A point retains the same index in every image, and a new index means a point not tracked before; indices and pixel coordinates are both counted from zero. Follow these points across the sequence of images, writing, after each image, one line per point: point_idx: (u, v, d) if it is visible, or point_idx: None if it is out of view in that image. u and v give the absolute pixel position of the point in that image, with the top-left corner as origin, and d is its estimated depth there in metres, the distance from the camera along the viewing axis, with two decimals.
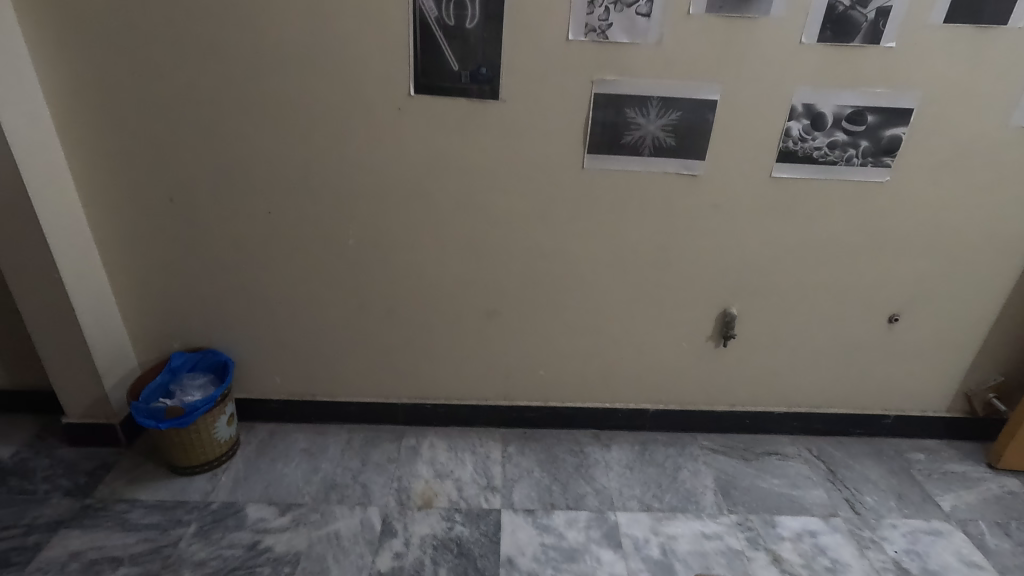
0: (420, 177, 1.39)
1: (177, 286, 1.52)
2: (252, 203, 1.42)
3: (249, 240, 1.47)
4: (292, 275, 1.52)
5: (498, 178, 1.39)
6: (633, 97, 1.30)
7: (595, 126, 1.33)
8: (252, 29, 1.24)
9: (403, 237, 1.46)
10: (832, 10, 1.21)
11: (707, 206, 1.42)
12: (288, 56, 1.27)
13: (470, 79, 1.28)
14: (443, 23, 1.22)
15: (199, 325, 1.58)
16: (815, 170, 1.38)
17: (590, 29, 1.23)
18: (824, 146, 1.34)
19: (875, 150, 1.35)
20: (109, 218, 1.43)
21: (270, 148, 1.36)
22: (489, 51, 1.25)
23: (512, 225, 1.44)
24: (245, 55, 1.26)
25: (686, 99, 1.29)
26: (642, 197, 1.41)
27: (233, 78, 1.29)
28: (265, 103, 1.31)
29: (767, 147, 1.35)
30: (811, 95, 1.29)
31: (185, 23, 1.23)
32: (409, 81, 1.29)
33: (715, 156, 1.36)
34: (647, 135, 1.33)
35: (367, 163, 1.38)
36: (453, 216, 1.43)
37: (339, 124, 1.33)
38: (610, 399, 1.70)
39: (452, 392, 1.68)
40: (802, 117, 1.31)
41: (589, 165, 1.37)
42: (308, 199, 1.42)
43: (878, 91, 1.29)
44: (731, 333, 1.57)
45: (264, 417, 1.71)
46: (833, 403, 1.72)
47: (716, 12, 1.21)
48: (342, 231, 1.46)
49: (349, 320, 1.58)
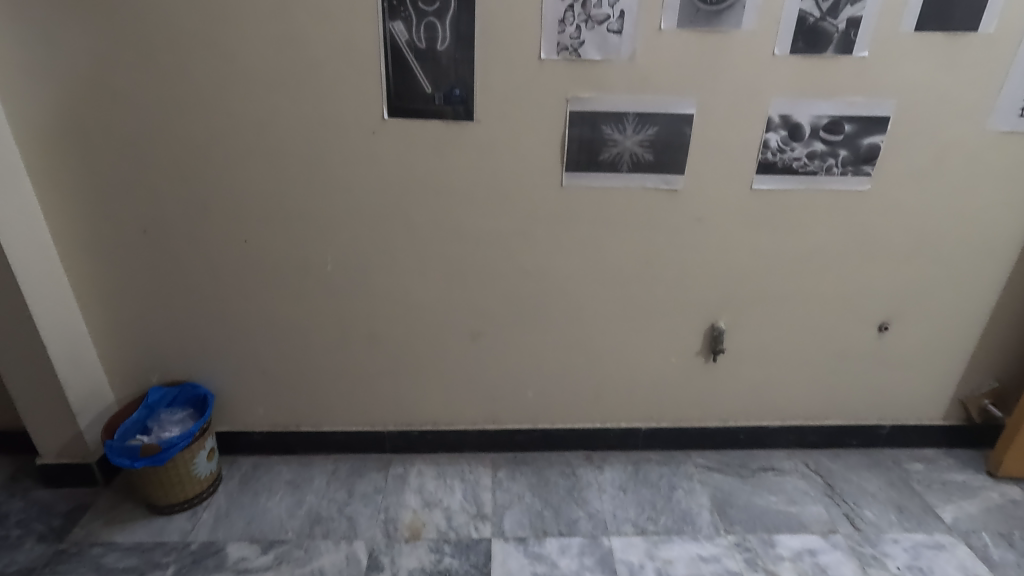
0: (397, 199, 1.37)
1: (154, 318, 1.49)
2: (228, 231, 1.40)
3: (226, 268, 1.44)
4: (271, 303, 1.49)
5: (477, 198, 1.37)
6: (608, 113, 1.28)
7: (572, 144, 1.31)
8: (222, 57, 1.23)
9: (384, 262, 1.44)
10: (803, 22, 1.21)
11: (689, 220, 1.40)
12: (258, 82, 1.25)
13: (444, 100, 1.27)
14: (414, 46, 1.22)
15: (178, 357, 1.54)
16: (796, 181, 1.37)
17: (562, 48, 1.22)
18: (803, 156, 1.34)
19: (854, 159, 1.34)
20: (80, 250, 1.40)
21: (245, 176, 1.34)
22: (462, 72, 1.24)
23: (493, 245, 1.42)
24: (216, 83, 1.25)
25: (662, 114, 1.29)
26: (624, 213, 1.39)
27: (203, 106, 1.27)
28: (236, 130, 1.30)
29: (747, 160, 1.34)
30: (786, 106, 1.29)
31: (154, 54, 1.22)
32: (381, 104, 1.27)
33: (695, 168, 1.35)
34: (624, 150, 1.32)
35: (342, 186, 1.36)
36: (433, 237, 1.41)
37: (313, 150, 1.32)
38: (601, 419, 1.66)
39: (439, 417, 1.64)
40: (780, 128, 1.31)
41: (568, 182, 1.35)
42: (284, 226, 1.40)
43: (854, 100, 1.28)
44: (720, 347, 1.54)
45: (247, 450, 1.66)
46: (829, 415, 1.68)
47: (687, 27, 1.21)
48: (321, 258, 1.44)
49: (332, 349, 1.55)
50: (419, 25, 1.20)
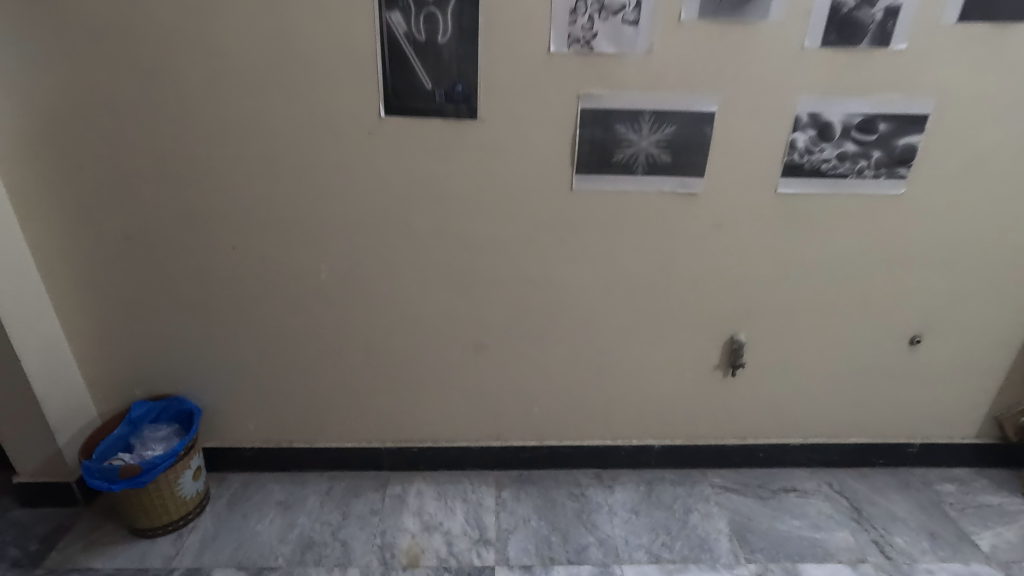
0: (395, 203, 1.28)
1: (138, 329, 1.41)
2: (215, 238, 1.31)
3: (213, 276, 1.35)
4: (261, 313, 1.40)
5: (480, 202, 1.28)
6: (622, 111, 1.19)
7: (583, 144, 1.22)
8: (206, 51, 1.14)
9: (381, 270, 1.35)
10: (836, 12, 1.11)
11: (708, 226, 1.31)
12: (245, 79, 1.16)
13: (446, 98, 1.17)
14: (412, 39, 1.13)
15: (163, 370, 1.45)
16: (824, 185, 1.27)
17: (573, 40, 1.13)
18: (833, 158, 1.24)
19: (888, 161, 1.24)
20: (58, 258, 1.32)
21: (233, 179, 1.26)
22: (465, 68, 1.15)
23: (497, 252, 1.33)
24: (200, 79, 1.16)
25: (680, 113, 1.19)
26: (639, 219, 1.30)
27: (186, 104, 1.18)
28: (222, 130, 1.21)
29: (772, 161, 1.24)
30: (816, 104, 1.19)
31: (134, 48, 1.14)
32: (378, 101, 1.18)
33: (716, 171, 1.25)
34: (640, 151, 1.22)
35: (335, 189, 1.27)
36: (433, 243, 1.32)
37: (305, 151, 1.23)
38: (611, 436, 1.56)
39: (440, 433, 1.55)
40: (808, 127, 1.21)
41: (578, 185, 1.26)
42: (275, 232, 1.31)
43: (890, 97, 1.18)
44: (739, 362, 1.45)
45: (237, 467, 1.57)
46: (854, 432, 1.58)
47: (708, 18, 1.12)
48: (314, 266, 1.35)
49: (326, 361, 1.46)
50: (418, 15, 1.11)
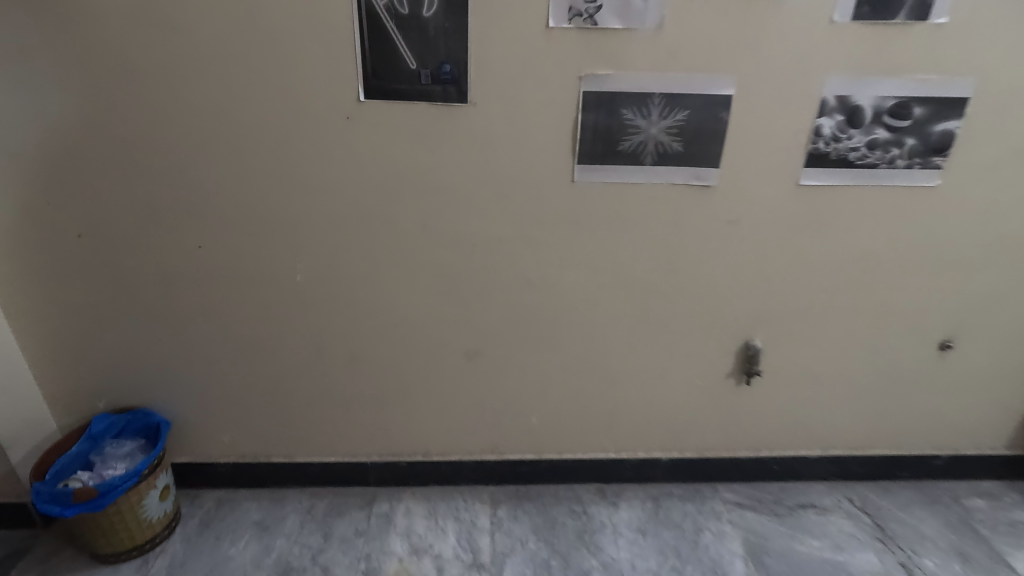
0: (377, 198, 1.16)
1: (99, 336, 1.29)
2: (180, 235, 1.19)
3: (180, 278, 1.23)
4: (233, 318, 1.28)
5: (472, 196, 1.16)
6: (629, 94, 1.07)
7: (586, 131, 1.10)
8: (168, 27, 1.03)
9: (363, 271, 1.23)
10: None
11: (723, 222, 1.19)
12: (210, 59, 1.05)
13: (432, 79, 1.05)
14: (394, 12, 1.00)
15: (128, 380, 1.33)
16: (852, 176, 1.15)
17: (574, 14, 1.01)
18: (862, 146, 1.12)
19: (923, 149, 1.12)
20: (8, 259, 1.20)
21: (199, 171, 1.14)
22: (454, 45, 1.03)
23: (491, 251, 1.21)
24: (162, 60, 1.06)
25: (694, 95, 1.07)
26: (647, 214, 1.18)
27: (146, 88, 1.07)
28: (186, 116, 1.10)
29: (794, 150, 1.12)
30: (844, 85, 1.07)
31: (89, 24, 1.03)
32: (358, 84, 1.06)
33: (733, 161, 1.13)
34: (648, 139, 1.10)
35: (312, 182, 1.14)
36: (420, 242, 1.20)
37: (277, 139, 1.11)
38: (615, 448, 1.45)
39: (431, 446, 1.43)
40: (835, 112, 1.09)
41: (580, 177, 1.14)
42: (246, 230, 1.19)
43: (927, 78, 1.06)
44: (755, 370, 1.33)
45: (211, 484, 1.45)
46: (877, 444, 1.47)
47: None
48: (290, 266, 1.23)
49: (306, 370, 1.34)
50: None
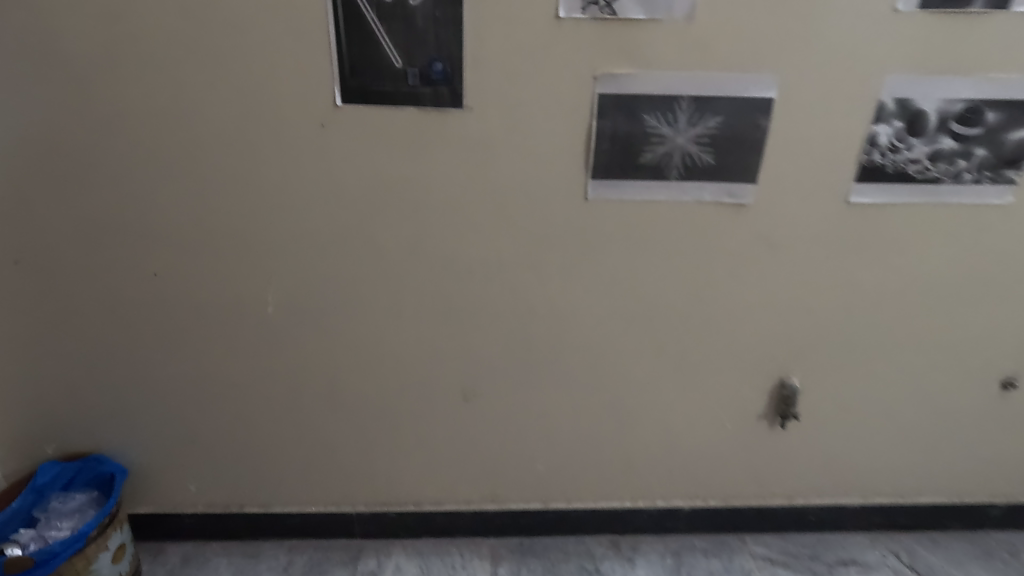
0: (359, 218, 1.00)
1: (44, 375, 1.13)
2: (133, 261, 1.04)
3: (134, 309, 1.08)
4: (197, 353, 1.12)
5: (468, 216, 1.00)
6: (653, 97, 0.91)
7: (601, 140, 0.94)
8: (110, 20, 0.88)
9: (343, 302, 1.07)
10: None
11: (759, 245, 1.03)
12: (160, 54, 0.90)
13: (421, 79, 0.89)
14: (376, 1, 0.85)
15: (79, 423, 1.18)
16: (910, 192, 0.99)
17: (590, 1, 0.85)
18: (923, 158, 0.96)
19: (994, 161, 0.96)
20: None
21: (151, 186, 0.98)
22: (446, 38, 0.87)
23: (491, 279, 1.05)
24: (105, 59, 0.90)
25: (728, 99, 0.91)
26: (670, 236, 1.02)
27: (87, 91, 0.92)
28: (133, 122, 0.94)
29: (844, 163, 0.96)
30: (905, 86, 0.91)
31: (19, 18, 0.88)
32: (333, 84, 0.90)
33: (772, 176, 0.97)
34: (675, 150, 0.95)
35: (283, 200, 0.99)
36: (409, 268, 1.04)
37: (242, 151, 0.95)
38: (631, 497, 1.28)
39: (423, 494, 1.27)
40: (893, 118, 0.93)
41: (595, 194, 0.98)
42: (207, 253, 1.03)
43: (1004, 78, 0.90)
44: (792, 412, 1.17)
45: (177, 536, 1.29)
46: (927, 492, 1.30)
47: None
48: (260, 296, 1.07)
49: (280, 411, 1.18)
50: None
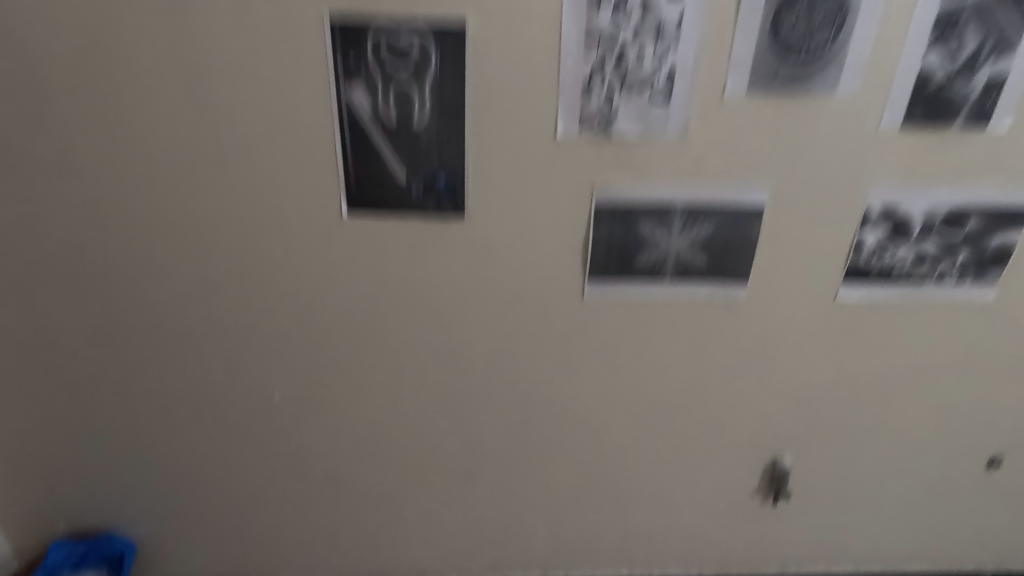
0: (364, 316, 1.03)
1: (56, 458, 1.16)
2: (144, 355, 1.07)
3: (144, 397, 1.11)
4: (204, 437, 1.15)
5: (469, 314, 1.03)
6: (648, 207, 0.94)
7: (598, 245, 0.97)
8: (126, 139, 0.91)
9: (348, 390, 1.10)
10: (925, 82, 0.86)
11: (751, 339, 1.06)
12: (172, 168, 0.93)
13: (424, 192, 0.92)
14: (381, 123, 0.88)
15: (89, 502, 1.21)
16: (895, 290, 1.02)
17: (585, 122, 0.88)
18: (908, 259, 0.99)
19: (977, 262, 1.00)
20: None
21: (164, 285, 1.01)
22: (449, 155, 0.90)
23: (491, 370, 1.08)
24: (120, 173, 0.93)
25: (721, 208, 0.95)
26: (665, 330, 1.05)
27: (103, 202, 0.96)
28: (147, 228, 0.97)
29: (832, 265, 1.00)
30: (892, 194, 0.94)
31: (38, 137, 0.91)
32: (339, 194, 0.93)
33: (762, 277, 1.01)
34: (669, 254, 0.98)
35: (290, 299, 1.02)
36: (412, 360, 1.07)
37: (251, 255, 0.99)
38: (628, 567, 1.31)
39: (425, 565, 1.30)
40: (880, 223, 0.96)
41: (591, 293, 1.01)
42: (216, 347, 1.06)
43: (988, 187, 0.93)
44: (784, 491, 1.20)
45: None
46: (916, 560, 1.33)
47: (761, 94, 0.86)
48: (267, 385, 1.10)
49: (286, 490, 1.21)
50: (388, 94, 0.86)
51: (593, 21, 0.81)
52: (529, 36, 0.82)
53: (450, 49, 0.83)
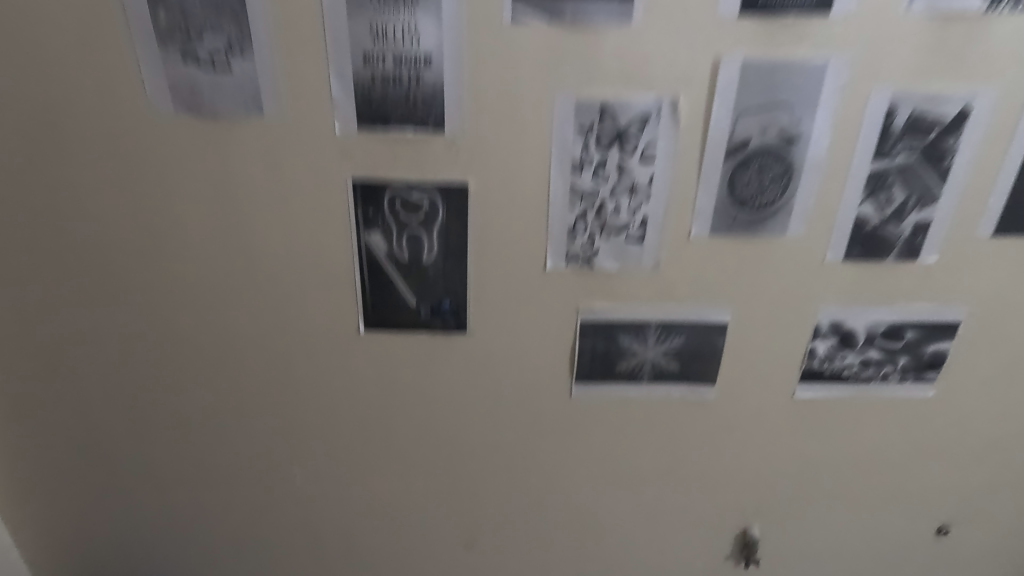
0: (377, 413, 1.16)
1: (96, 533, 1.28)
2: (178, 447, 1.19)
3: (176, 483, 1.23)
4: (229, 515, 1.27)
5: (471, 410, 1.16)
6: (627, 323, 1.08)
7: (584, 354, 1.11)
8: (162, 271, 1.02)
9: (361, 474, 1.23)
10: (861, 226, 1.00)
11: (720, 429, 1.20)
12: (206, 294, 1.04)
13: (432, 313, 1.06)
14: (395, 259, 1.01)
15: (125, 570, 1.33)
16: (845, 389, 1.16)
17: (572, 257, 1.01)
18: (855, 364, 1.13)
19: (915, 366, 1.14)
20: (13, 466, 1.21)
21: (197, 389, 1.13)
22: (454, 284, 1.03)
23: (489, 456, 1.21)
24: (157, 298, 1.04)
25: (690, 324, 1.08)
26: (644, 422, 1.19)
27: (142, 322, 1.06)
28: (182, 343, 1.08)
29: (789, 368, 1.14)
30: (838, 312, 1.08)
31: (84, 269, 1.02)
32: (356, 315, 1.06)
33: (728, 378, 1.14)
34: (645, 361, 1.12)
35: (311, 400, 1.15)
36: (419, 449, 1.20)
37: (276, 365, 1.11)
38: None
39: None
40: (829, 335, 1.10)
41: (578, 393, 1.15)
42: (243, 440, 1.18)
43: (920, 306, 1.08)
44: (753, 557, 1.33)
45: None
46: None
47: (722, 235, 1.00)
48: (288, 471, 1.22)
49: (303, 559, 1.33)
50: (402, 236, 0.99)
51: (576, 182, 0.95)
52: (523, 193, 0.96)
53: (456, 203, 0.96)
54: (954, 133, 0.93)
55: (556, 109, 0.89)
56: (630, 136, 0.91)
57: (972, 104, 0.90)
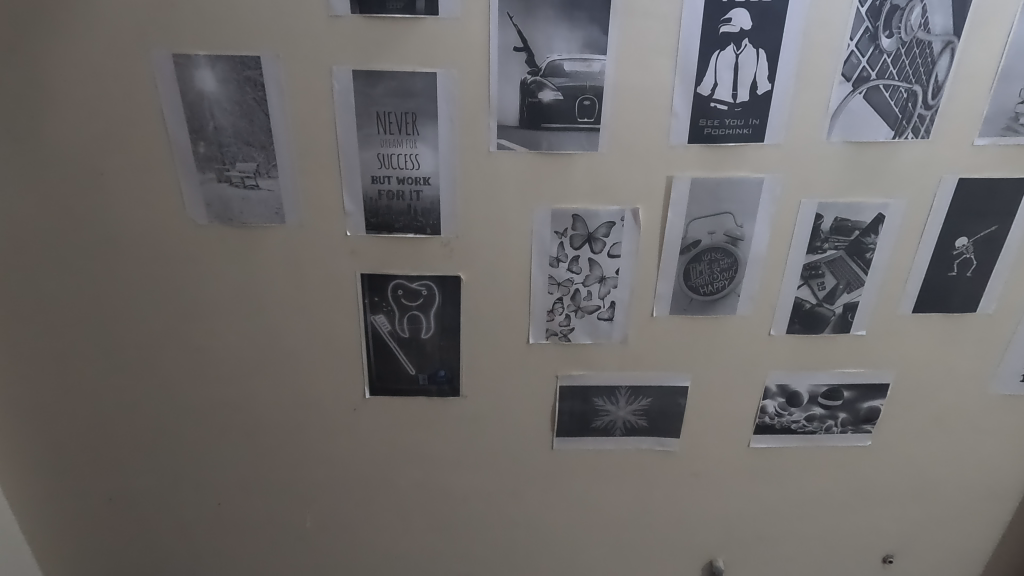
0: (380, 464, 1.31)
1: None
2: (201, 497, 1.32)
3: (198, 528, 1.36)
4: (245, 557, 1.40)
5: (464, 461, 1.31)
6: (600, 387, 1.24)
7: (563, 413, 1.26)
8: (193, 347, 1.16)
9: (366, 518, 1.37)
10: (799, 306, 1.16)
11: (685, 474, 1.35)
12: (231, 366, 1.18)
13: (429, 379, 1.21)
14: (397, 335, 1.16)
15: None
16: (794, 440, 1.32)
17: (551, 332, 1.17)
18: (801, 419, 1.29)
19: (854, 420, 1.30)
20: (46, 519, 1.32)
21: (220, 446, 1.27)
22: (448, 356, 1.18)
23: (481, 500, 1.36)
24: (187, 370, 1.18)
25: (655, 387, 1.24)
26: (618, 469, 1.34)
27: (173, 390, 1.20)
28: (208, 408, 1.22)
29: (744, 422, 1.30)
30: (783, 376, 1.24)
31: (123, 347, 1.15)
32: (363, 382, 1.21)
33: (690, 431, 1.30)
34: (617, 418, 1.27)
35: (321, 454, 1.29)
36: (418, 495, 1.35)
37: (291, 424, 1.25)
38: None
39: None
40: (777, 395, 1.27)
41: (559, 446, 1.30)
42: (260, 490, 1.32)
43: (854, 371, 1.24)
44: None
45: None
46: None
47: (680, 313, 1.15)
48: (300, 516, 1.36)
49: None
50: (403, 317, 1.14)
51: (554, 273, 1.10)
52: (508, 282, 1.11)
53: (450, 288, 1.11)
54: (873, 233, 1.09)
55: (534, 217, 1.05)
56: (598, 238, 1.07)
57: (885, 211, 1.07)
